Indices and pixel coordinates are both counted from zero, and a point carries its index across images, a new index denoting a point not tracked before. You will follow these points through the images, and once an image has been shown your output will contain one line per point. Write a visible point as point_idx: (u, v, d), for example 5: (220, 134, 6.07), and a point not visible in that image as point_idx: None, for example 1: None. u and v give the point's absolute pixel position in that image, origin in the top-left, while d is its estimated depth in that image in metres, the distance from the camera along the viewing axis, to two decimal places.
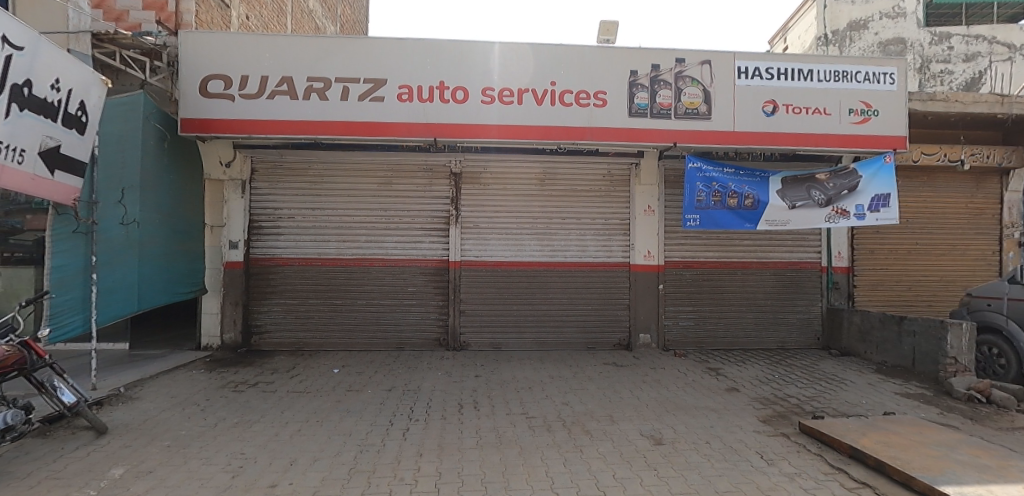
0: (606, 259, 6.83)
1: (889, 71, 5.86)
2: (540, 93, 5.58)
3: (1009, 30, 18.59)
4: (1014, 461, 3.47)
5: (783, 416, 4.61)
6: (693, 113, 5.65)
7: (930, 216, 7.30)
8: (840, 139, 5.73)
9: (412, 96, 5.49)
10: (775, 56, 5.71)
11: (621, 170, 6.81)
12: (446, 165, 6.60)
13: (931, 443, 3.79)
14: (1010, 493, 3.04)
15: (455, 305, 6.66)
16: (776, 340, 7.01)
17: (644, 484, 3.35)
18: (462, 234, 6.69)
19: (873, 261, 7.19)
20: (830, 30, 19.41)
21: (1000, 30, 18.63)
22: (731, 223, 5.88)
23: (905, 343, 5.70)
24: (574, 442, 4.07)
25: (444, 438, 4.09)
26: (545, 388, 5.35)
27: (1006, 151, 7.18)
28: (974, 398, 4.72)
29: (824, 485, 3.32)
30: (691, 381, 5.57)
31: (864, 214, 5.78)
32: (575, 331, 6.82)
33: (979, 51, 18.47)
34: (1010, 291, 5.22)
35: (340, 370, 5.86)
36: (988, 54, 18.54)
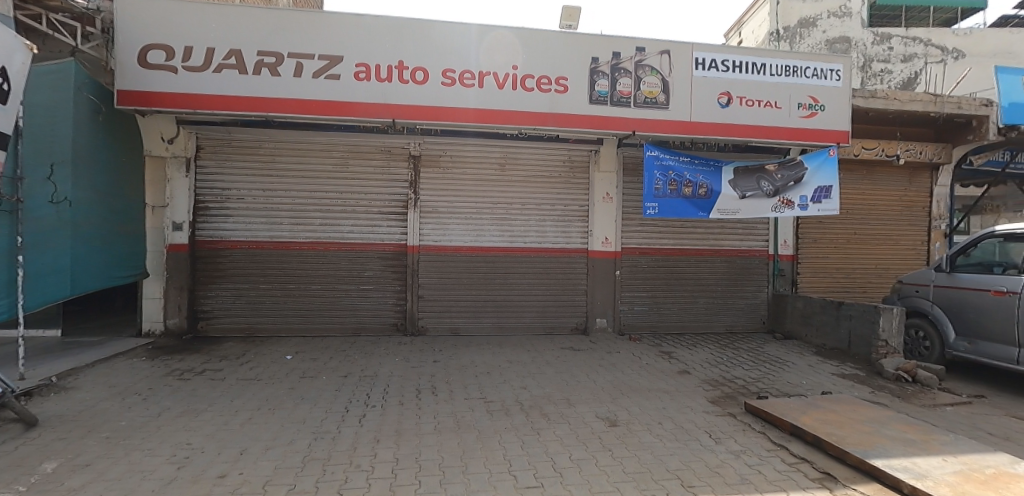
0: (566, 246, 6.89)
1: (835, 68, 6.12)
2: (502, 76, 5.49)
3: (943, 34, 19.79)
4: (935, 435, 3.80)
5: (730, 396, 4.83)
6: (652, 102, 5.71)
7: (869, 208, 7.73)
8: (789, 131, 5.94)
9: (370, 75, 5.29)
10: (731, 49, 5.85)
11: (581, 156, 6.85)
12: (405, 147, 6.46)
13: (863, 420, 4.09)
14: (931, 463, 3.35)
15: (413, 290, 6.57)
16: (726, 324, 7.30)
17: (600, 464, 3.47)
18: (421, 218, 6.58)
19: (816, 249, 7.57)
20: (781, 26, 20.11)
21: (934, 34, 19.84)
22: (686, 211, 5.99)
23: (842, 326, 6.05)
24: (532, 425, 4.15)
25: (402, 424, 4.07)
26: (503, 373, 5.38)
27: (937, 148, 7.65)
28: (901, 377, 5.04)
29: (766, 462, 3.55)
30: (645, 364, 5.73)
31: (807, 205, 6.06)
32: (533, 315, 6.87)
33: (915, 52, 19.68)
34: (936, 278, 5.58)
35: (293, 356, 5.69)
36: (924, 56, 19.76)
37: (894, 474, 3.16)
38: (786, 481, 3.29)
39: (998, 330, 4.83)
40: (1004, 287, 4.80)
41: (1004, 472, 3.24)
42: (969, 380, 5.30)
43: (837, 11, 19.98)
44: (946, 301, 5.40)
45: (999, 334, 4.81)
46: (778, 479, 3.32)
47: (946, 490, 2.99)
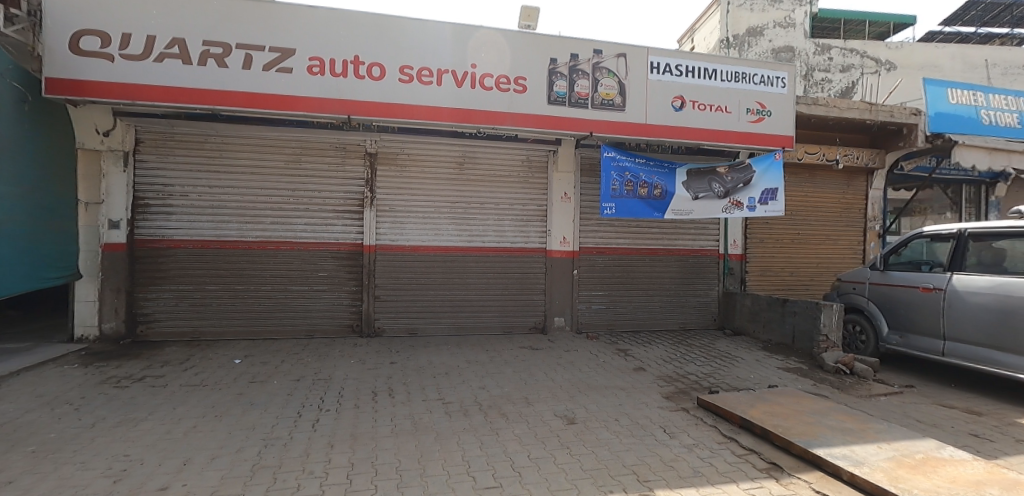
0: (525, 245, 6.92)
1: (781, 75, 6.39)
2: (460, 75, 5.44)
3: (877, 47, 21.15)
4: (871, 424, 4.05)
5: (683, 392, 4.97)
6: (609, 104, 5.80)
7: (812, 209, 8.14)
8: (738, 135, 6.16)
9: (324, 70, 5.14)
10: (684, 54, 6.02)
11: (539, 155, 6.90)
12: (361, 143, 6.32)
13: (807, 411, 4.30)
14: (868, 451, 3.57)
15: (369, 290, 6.43)
16: (679, 321, 7.52)
17: (558, 462, 3.50)
18: (378, 217, 6.44)
19: (763, 249, 7.90)
20: (731, 34, 20.72)
21: (870, 46, 21.17)
22: (642, 212, 6.11)
23: (786, 322, 6.33)
24: (490, 425, 4.14)
25: (358, 428, 3.98)
26: (461, 373, 5.34)
27: (872, 153, 8.16)
28: (840, 369, 5.32)
29: (717, 455, 3.69)
30: (602, 362, 5.81)
31: (755, 206, 6.29)
32: (492, 315, 6.86)
33: (852, 63, 20.94)
34: (871, 276, 5.94)
35: (242, 360, 5.45)
36: (860, 66, 21.05)
37: (835, 462, 3.34)
38: (736, 472, 3.42)
39: (925, 324, 5.18)
40: (931, 284, 5.15)
41: (931, 456, 3.49)
42: (900, 370, 5.66)
43: (782, 21, 20.93)
44: (880, 297, 5.75)
45: (926, 328, 5.16)
46: (728, 471, 3.46)
47: (881, 476, 3.19)
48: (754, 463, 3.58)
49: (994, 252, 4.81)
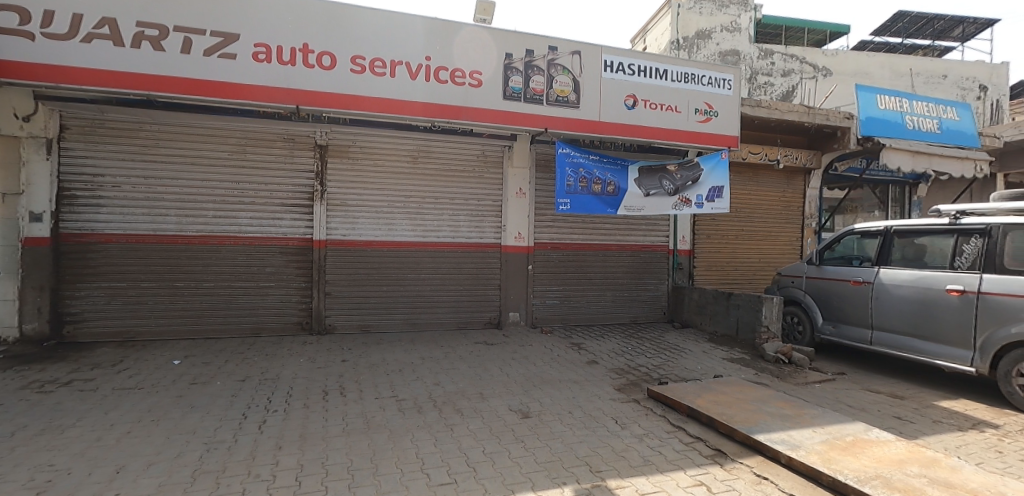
0: (480, 240, 6.91)
1: (728, 78, 6.64)
2: (414, 67, 5.35)
3: (815, 53, 22.39)
4: (807, 410, 4.29)
5: (635, 383, 5.11)
6: (563, 101, 5.86)
7: (756, 207, 8.53)
8: (688, 135, 6.37)
9: (270, 57, 4.93)
10: (637, 53, 6.15)
11: (494, 151, 6.89)
12: (310, 135, 6.12)
13: (749, 399, 4.51)
14: (804, 435, 3.78)
15: (319, 287, 6.25)
16: (631, 315, 7.71)
17: (512, 456, 3.52)
18: (329, 212, 6.27)
19: (710, 245, 8.21)
20: (680, 37, 21.24)
21: (809, 53, 22.39)
22: (596, 208, 6.22)
23: (731, 314, 6.61)
24: (445, 421, 4.11)
25: (307, 428, 3.86)
26: (416, 370, 5.28)
27: (810, 154, 8.55)
28: (779, 359, 5.61)
29: (667, 443, 3.82)
30: (556, 356, 5.89)
31: (703, 204, 6.50)
32: (446, 311, 6.82)
33: (793, 68, 22.09)
34: (807, 270, 6.29)
35: (181, 361, 5.18)
36: (800, 72, 22.25)
37: (774, 448, 3.53)
38: (683, 460, 3.56)
39: (857, 316, 5.53)
40: (861, 277, 5.52)
41: (860, 438, 3.74)
42: (833, 359, 6.04)
43: (729, 26, 21.78)
44: (816, 291, 6.10)
45: (857, 319, 5.53)
46: (676, 458, 3.59)
47: (815, 458, 3.40)
48: (701, 450, 3.73)
49: (915, 248, 5.19)
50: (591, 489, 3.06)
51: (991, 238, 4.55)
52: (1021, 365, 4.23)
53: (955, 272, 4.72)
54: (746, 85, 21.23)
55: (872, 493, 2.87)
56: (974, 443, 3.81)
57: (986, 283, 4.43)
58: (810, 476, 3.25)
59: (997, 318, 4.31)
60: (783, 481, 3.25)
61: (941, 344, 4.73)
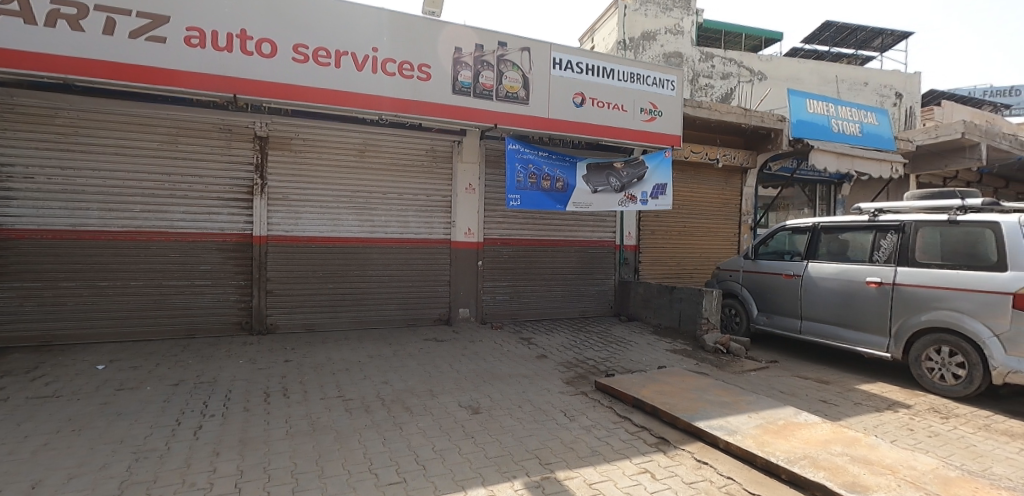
0: (429, 236, 6.85)
1: (671, 78, 6.87)
2: (361, 58, 5.21)
3: (752, 58, 23.67)
4: (742, 396, 4.53)
5: (583, 376, 5.22)
6: (513, 97, 5.89)
7: (697, 204, 8.90)
8: (634, 133, 6.55)
9: (205, 42, 4.67)
10: (585, 52, 6.25)
11: (444, 146, 6.84)
12: (249, 125, 5.84)
13: (691, 388, 4.71)
14: (740, 420, 3.99)
15: (260, 285, 6.01)
16: (579, 309, 7.88)
17: (462, 452, 3.52)
18: (270, 206, 6.02)
19: (654, 240, 8.50)
20: (628, 37, 21.93)
21: (746, 57, 23.57)
22: (545, 204, 6.28)
23: (674, 307, 6.87)
24: (394, 420, 4.05)
25: (247, 432, 3.70)
26: (363, 369, 5.17)
27: (747, 154, 9.00)
28: (718, 349, 5.89)
29: (613, 434, 3.94)
30: (506, 351, 5.93)
31: (647, 200, 6.75)
32: (395, 307, 6.74)
33: (731, 72, 23.19)
34: (744, 265, 6.64)
35: (107, 366, 4.84)
36: (738, 76, 23.38)
37: (714, 434, 3.70)
38: (629, 448, 3.67)
39: (788, 307, 5.91)
40: (792, 271, 5.90)
41: (791, 421, 3.98)
42: (766, 347, 6.41)
43: (674, 28, 22.49)
44: (752, 284, 6.45)
45: (789, 309, 5.90)
46: (622, 447, 3.70)
47: (750, 442, 3.59)
48: (646, 439, 3.86)
49: (840, 243, 5.58)
50: (540, 481, 3.11)
51: (905, 234, 4.96)
52: (929, 349, 4.64)
53: (874, 265, 5.11)
54: (689, 86, 22.02)
55: (802, 474, 3.06)
56: (889, 422, 4.15)
57: (900, 275, 4.83)
58: (745, 459, 3.45)
59: (909, 306, 4.72)
60: (722, 465, 3.42)
61: (862, 331, 5.13)
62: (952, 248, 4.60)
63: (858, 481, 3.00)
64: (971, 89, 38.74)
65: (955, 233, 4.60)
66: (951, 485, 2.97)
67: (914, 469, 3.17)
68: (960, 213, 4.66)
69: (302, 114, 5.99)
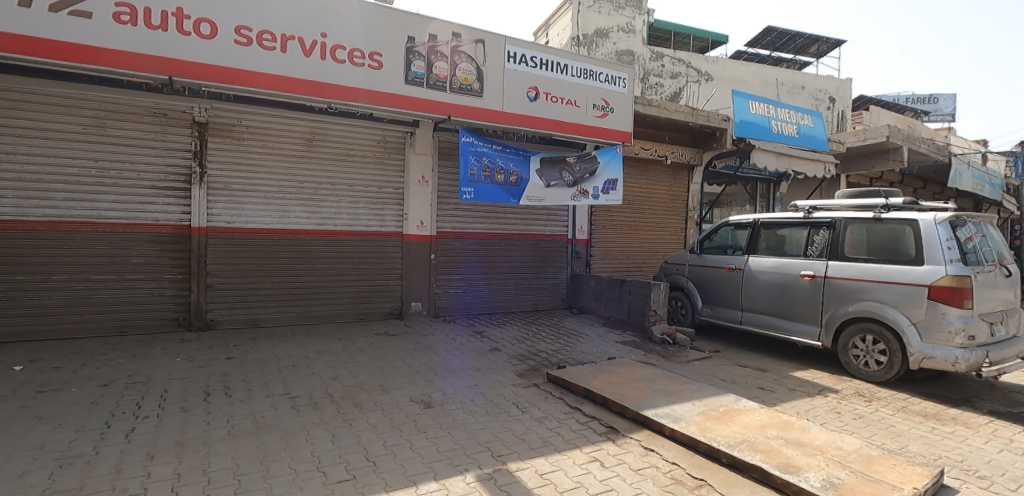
0: (380, 229, 6.73)
1: (623, 76, 7.03)
2: (308, 43, 5.03)
3: (698, 59, 24.53)
4: (687, 385, 4.72)
5: (535, 369, 5.28)
6: (467, 89, 5.85)
7: (648, 200, 9.16)
8: (586, 129, 6.67)
9: (136, 19, 4.36)
10: (539, 46, 6.30)
11: (396, 137, 6.72)
12: (186, 110, 5.53)
13: (639, 378, 4.85)
14: (685, 408, 4.14)
15: (199, 278, 5.72)
16: (532, 302, 7.96)
17: (414, 447, 3.49)
18: (209, 196, 5.74)
19: (606, 235, 8.68)
20: (581, 33, 22.16)
21: (695, 58, 24.39)
22: (499, 198, 6.29)
23: (624, 300, 7.05)
24: (343, 417, 3.96)
25: (185, 433, 3.52)
26: (311, 365, 5.03)
27: (694, 152, 9.37)
28: (665, 340, 6.10)
29: (565, 424, 4.01)
30: (458, 345, 5.93)
31: (599, 195, 6.90)
32: (344, 302, 6.59)
33: (680, 72, 23.92)
34: (690, 259, 6.89)
35: (26, 366, 4.48)
36: (687, 76, 24.15)
37: (660, 422, 3.83)
38: (580, 438, 3.75)
39: (729, 299, 6.19)
40: (734, 265, 6.17)
41: (731, 408, 4.18)
42: (709, 338, 6.70)
43: (625, 27, 22.95)
44: (697, 277, 6.71)
45: (730, 301, 6.18)
46: (573, 437, 3.78)
47: (694, 428, 3.75)
48: (596, 429, 3.96)
49: (777, 239, 5.87)
50: (492, 474, 3.13)
51: (835, 231, 5.29)
52: (855, 338, 4.98)
53: (808, 259, 5.43)
54: (639, 84, 22.54)
55: (742, 458, 3.22)
56: (820, 406, 4.43)
57: (831, 269, 5.15)
58: (689, 445, 3.59)
59: (839, 298, 5.05)
60: (667, 451, 3.55)
61: (796, 321, 5.45)
62: (876, 243, 4.95)
63: (792, 462, 3.19)
64: (899, 96, 41.68)
65: (880, 230, 4.95)
66: (873, 463, 3.21)
67: (841, 450, 3.41)
68: (883, 211, 5.03)
69: (245, 99, 5.72)
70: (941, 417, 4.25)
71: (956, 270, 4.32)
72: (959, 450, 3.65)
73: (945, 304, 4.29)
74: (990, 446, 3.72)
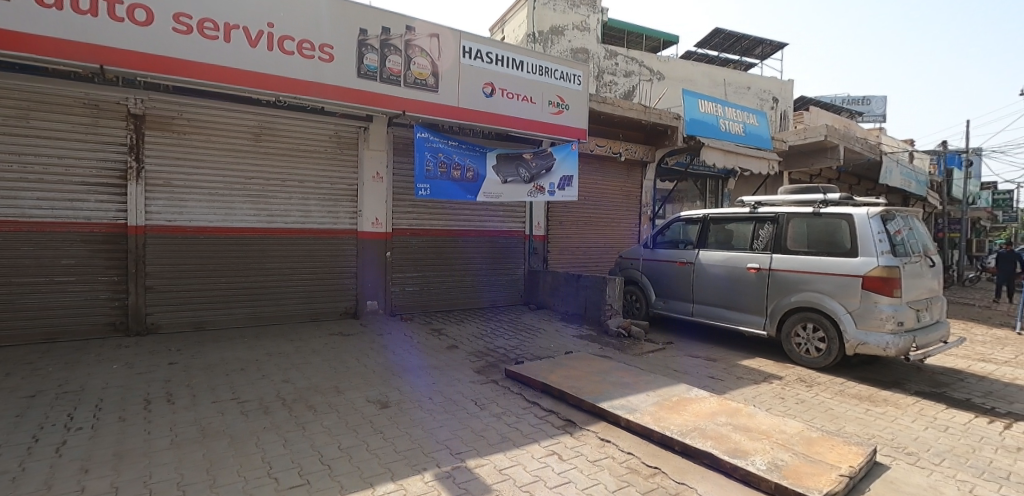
0: (334, 226, 6.57)
1: (577, 73, 7.14)
2: (254, 33, 4.84)
3: (651, 58, 25.20)
4: (642, 376, 4.84)
5: (493, 365, 5.30)
6: (422, 84, 5.78)
7: (604, 196, 9.35)
8: (541, 125, 6.74)
9: (61, 2, 4.05)
10: (494, 42, 6.30)
11: (348, 131, 6.58)
12: (120, 101, 5.22)
13: (596, 371, 4.94)
14: (640, 399, 4.25)
15: (137, 280, 5.42)
16: (489, 298, 7.99)
17: (370, 448, 3.42)
18: (148, 192, 5.44)
19: (562, 231, 8.80)
20: (536, 30, 22.36)
21: (647, 58, 25.05)
22: (455, 194, 6.26)
23: (580, 295, 7.16)
24: (295, 420, 3.84)
25: (123, 444, 3.32)
26: (261, 368, 4.86)
27: (646, 149, 9.70)
28: (621, 333, 6.25)
29: (523, 419, 4.04)
30: (415, 343, 5.87)
31: (555, 192, 6.98)
32: (297, 302, 6.40)
33: (634, 71, 24.47)
34: (644, 253, 7.07)
35: None
36: (640, 75, 24.74)
37: (617, 414, 3.91)
38: (538, 433, 3.79)
39: (681, 292, 6.40)
40: (685, 259, 6.38)
41: (684, 397, 4.32)
42: (662, 330, 6.90)
43: (580, 24, 23.27)
44: (650, 271, 6.90)
45: (682, 294, 6.38)
46: (531, 432, 3.81)
47: (648, 418, 3.85)
48: (555, 422, 4.01)
49: (726, 233, 6.10)
50: (451, 472, 3.11)
51: (779, 225, 5.54)
52: (797, 326, 5.24)
53: (754, 252, 5.67)
54: (593, 81, 22.89)
55: (694, 446, 3.33)
56: (766, 393, 4.65)
57: (776, 262, 5.40)
58: (644, 434, 3.69)
59: (782, 289, 5.31)
60: (623, 441, 3.63)
61: (743, 312, 5.69)
62: (815, 237, 5.22)
63: (740, 447, 3.33)
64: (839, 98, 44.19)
65: (819, 224, 5.22)
66: (813, 444, 3.39)
67: (785, 433, 3.58)
68: (822, 206, 5.30)
69: (186, 90, 5.44)
70: (874, 398, 4.54)
71: (886, 261, 4.62)
72: (890, 428, 3.91)
73: (877, 293, 4.59)
74: (917, 424, 4.00)
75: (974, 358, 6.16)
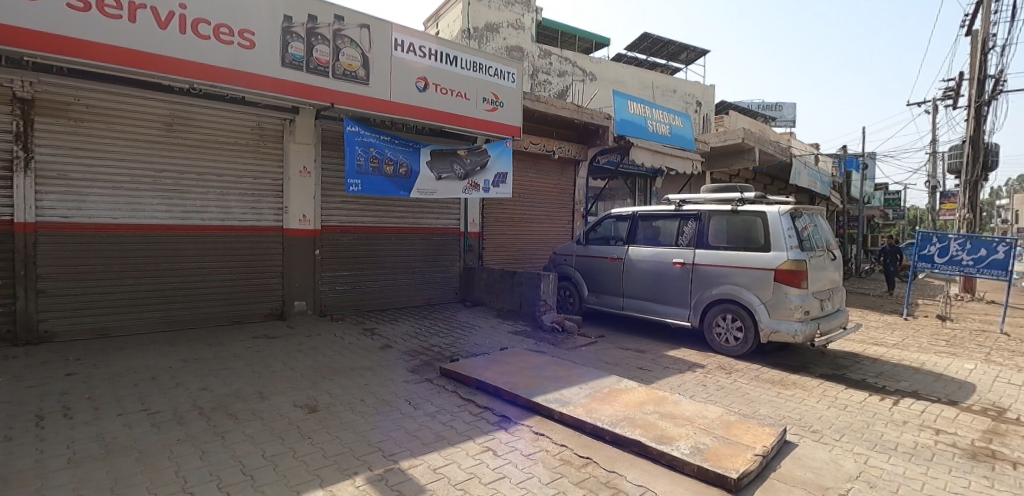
0: (257, 223, 6.26)
1: (511, 71, 7.23)
2: (164, 14, 4.48)
3: (584, 59, 25.90)
4: (575, 370, 4.98)
5: (427, 363, 5.25)
6: (351, 76, 5.62)
7: (539, 194, 9.50)
8: (475, 122, 6.78)
9: None
10: (427, 36, 6.23)
11: (272, 124, 6.27)
12: (2, 83, 4.65)
13: (530, 366, 5.02)
14: (574, 392, 4.36)
15: (26, 283, 4.88)
16: (425, 296, 7.91)
17: (297, 455, 3.29)
18: (40, 186, 4.91)
19: (497, 227, 8.87)
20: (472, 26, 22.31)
21: (580, 58, 25.75)
22: (388, 190, 6.14)
23: (515, 291, 7.23)
24: (213, 430, 3.61)
25: (5, 466, 2.97)
26: (174, 375, 4.53)
27: (579, 148, 9.82)
28: (553, 328, 6.41)
29: (460, 417, 4.03)
30: (346, 343, 5.71)
31: (489, 188, 7.03)
32: (216, 303, 6.03)
33: (567, 71, 24.98)
34: (576, 250, 7.27)
35: None
36: (575, 75, 25.27)
37: (553, 409, 3.99)
38: (473, 430, 3.79)
39: (610, 286, 6.65)
40: (615, 255, 6.62)
41: (615, 389, 4.48)
42: (594, 324, 7.13)
43: (514, 22, 23.41)
44: (581, 266, 7.11)
45: (612, 289, 6.62)
46: (466, 429, 3.81)
47: (581, 410, 3.96)
48: (491, 419, 4.02)
49: (654, 229, 6.37)
50: (383, 474, 3.05)
51: (701, 222, 5.87)
52: (717, 317, 5.58)
53: (679, 248, 5.97)
54: (528, 80, 23.08)
55: (624, 435, 3.46)
56: (689, 381, 4.92)
57: (699, 257, 5.71)
58: (577, 426, 3.79)
59: (704, 282, 5.63)
60: (557, 434, 3.71)
61: (667, 305, 6.01)
62: (734, 233, 5.58)
63: (666, 433, 3.50)
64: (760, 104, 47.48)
65: (737, 221, 5.58)
66: (732, 428, 3.62)
67: (706, 418, 3.80)
68: (739, 204, 5.68)
69: (83, 73, 4.93)
70: (785, 382, 4.93)
71: (795, 255, 5.03)
72: (798, 409, 4.25)
73: (787, 285, 4.98)
74: (821, 404, 4.39)
75: (867, 342, 6.86)
